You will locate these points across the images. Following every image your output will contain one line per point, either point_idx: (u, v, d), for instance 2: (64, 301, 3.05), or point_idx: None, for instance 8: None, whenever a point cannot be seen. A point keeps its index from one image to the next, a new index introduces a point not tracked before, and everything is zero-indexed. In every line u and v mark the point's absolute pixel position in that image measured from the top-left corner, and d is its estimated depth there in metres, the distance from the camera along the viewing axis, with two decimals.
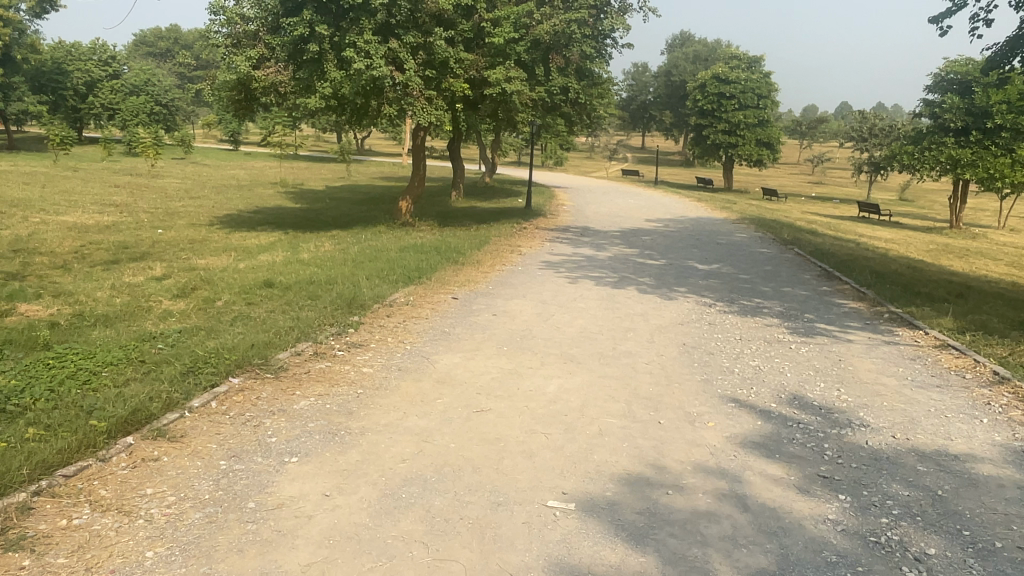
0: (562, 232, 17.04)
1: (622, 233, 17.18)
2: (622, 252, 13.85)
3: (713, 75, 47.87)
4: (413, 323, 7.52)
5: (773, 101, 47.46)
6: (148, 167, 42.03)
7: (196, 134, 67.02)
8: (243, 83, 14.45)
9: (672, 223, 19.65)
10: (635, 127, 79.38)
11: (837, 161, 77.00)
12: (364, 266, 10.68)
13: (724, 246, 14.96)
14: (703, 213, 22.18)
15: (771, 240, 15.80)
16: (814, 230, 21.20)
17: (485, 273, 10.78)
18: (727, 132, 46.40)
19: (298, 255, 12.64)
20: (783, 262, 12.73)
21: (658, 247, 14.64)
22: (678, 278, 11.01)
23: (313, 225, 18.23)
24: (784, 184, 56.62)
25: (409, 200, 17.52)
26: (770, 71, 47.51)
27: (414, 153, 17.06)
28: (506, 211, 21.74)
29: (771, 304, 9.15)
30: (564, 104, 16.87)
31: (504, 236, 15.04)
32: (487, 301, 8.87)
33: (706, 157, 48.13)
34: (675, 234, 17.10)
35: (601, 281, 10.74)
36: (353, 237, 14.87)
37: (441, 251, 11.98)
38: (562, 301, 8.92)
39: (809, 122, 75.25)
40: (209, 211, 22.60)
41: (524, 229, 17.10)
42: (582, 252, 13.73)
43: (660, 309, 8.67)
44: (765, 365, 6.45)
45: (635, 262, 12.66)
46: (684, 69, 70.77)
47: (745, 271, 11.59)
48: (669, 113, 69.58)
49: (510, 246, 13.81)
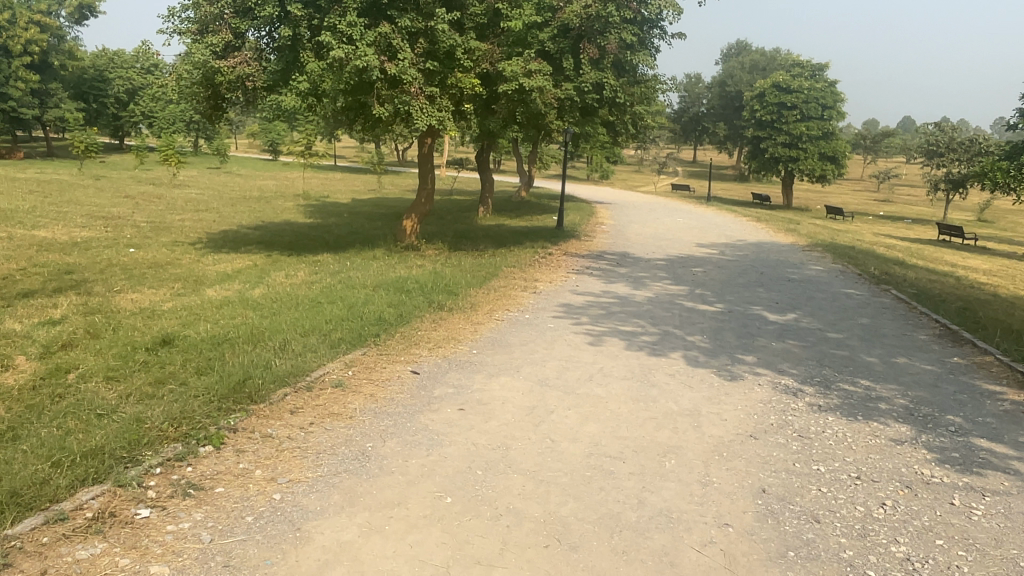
0: (595, 261, 14.20)
1: (668, 262, 14.26)
2: (666, 290, 10.95)
3: (773, 84, 44.53)
4: (319, 429, 4.74)
5: (839, 113, 43.70)
6: (175, 177, 40.57)
7: (236, 143, 66.03)
8: (208, 78, 12.04)
9: (730, 249, 16.57)
10: (688, 141, 75.94)
11: (905, 178, 71.96)
12: (313, 311, 7.94)
13: (797, 283, 11.91)
14: (767, 237, 19.04)
15: (855, 277, 12.68)
16: (900, 260, 17.87)
17: (477, 325, 7.98)
18: (787, 145, 42.90)
19: (253, 289, 10.05)
20: (881, 312, 9.65)
21: (713, 283, 11.69)
22: (742, 336, 8.05)
23: (307, 246, 15.75)
24: (847, 202, 52.59)
25: (415, 219, 14.81)
26: (837, 80, 43.89)
27: (419, 163, 14.41)
28: (535, 232, 18.97)
29: (887, 392, 6.14)
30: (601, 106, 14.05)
31: (522, 267, 12.29)
32: (461, 376, 6.06)
33: (763, 171, 44.58)
34: (734, 265, 14.05)
35: (635, 337, 7.86)
36: (338, 265, 12.30)
37: (427, 289, 9.24)
38: (572, 379, 6.09)
39: (874, 137, 70.56)
40: (207, 226, 20.33)
41: (549, 256, 14.29)
42: (617, 290, 10.86)
43: (721, 397, 5.75)
44: (923, 559, 3.48)
45: (683, 306, 9.74)
46: (741, 79, 67.25)
47: (836, 328, 8.59)
48: (723, 126, 65.96)
49: (526, 282, 11.05)
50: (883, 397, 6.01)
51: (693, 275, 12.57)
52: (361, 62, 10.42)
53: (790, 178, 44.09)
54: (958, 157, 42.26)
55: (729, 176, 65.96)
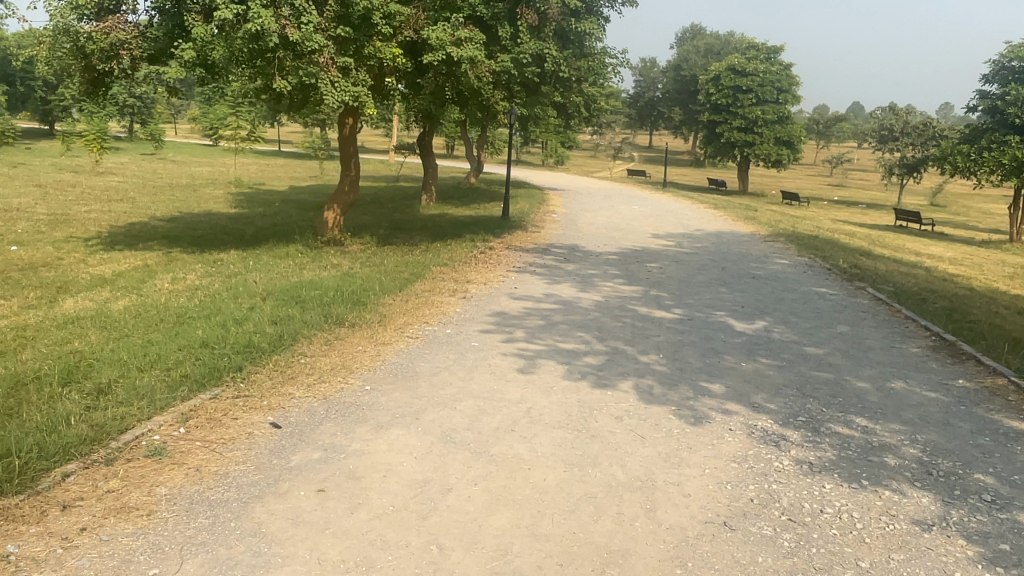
0: (540, 256, 12.74)
1: (621, 257, 12.87)
2: (617, 293, 9.53)
3: (728, 67, 43.58)
4: (89, 543, 3.19)
5: (794, 96, 43.04)
6: (101, 163, 37.96)
7: (174, 128, 62.91)
8: (78, 47, 10.18)
9: (687, 240, 15.28)
10: (643, 126, 75.06)
11: (858, 163, 72.21)
12: (172, 332, 6.30)
13: (763, 281, 10.62)
14: (726, 226, 17.85)
15: (824, 273, 11.46)
16: (865, 250, 16.85)
17: (383, 345, 6.42)
18: (743, 130, 42.01)
19: (121, 299, 8.35)
20: (862, 317, 8.37)
21: (669, 283, 10.32)
22: (705, 354, 6.66)
23: (219, 242, 13.99)
24: (803, 187, 52.18)
25: (337, 210, 13.17)
26: (792, 63, 43.12)
27: (340, 147, 12.70)
28: (479, 222, 17.43)
29: (892, 438, 4.80)
30: (544, 82, 12.55)
31: (454, 265, 10.74)
32: (337, 429, 4.52)
33: (719, 156, 43.72)
34: (691, 259, 12.75)
35: (576, 357, 6.41)
36: (239, 265, 10.61)
37: (328, 297, 7.63)
38: (487, 429, 4.59)
39: (827, 121, 70.56)
40: (114, 219, 18.29)
41: (488, 251, 12.79)
42: (561, 292, 9.40)
43: (681, 454, 4.32)
44: None
45: (634, 313, 8.32)
46: (696, 63, 66.47)
47: (814, 340, 7.26)
48: (678, 110, 65.15)
49: (455, 285, 9.51)
50: (887, 446, 4.67)
51: (646, 273, 11.19)
52: (255, 25, 8.74)
53: (746, 163, 43.30)
54: (913, 141, 41.87)
55: (684, 161, 65.24)
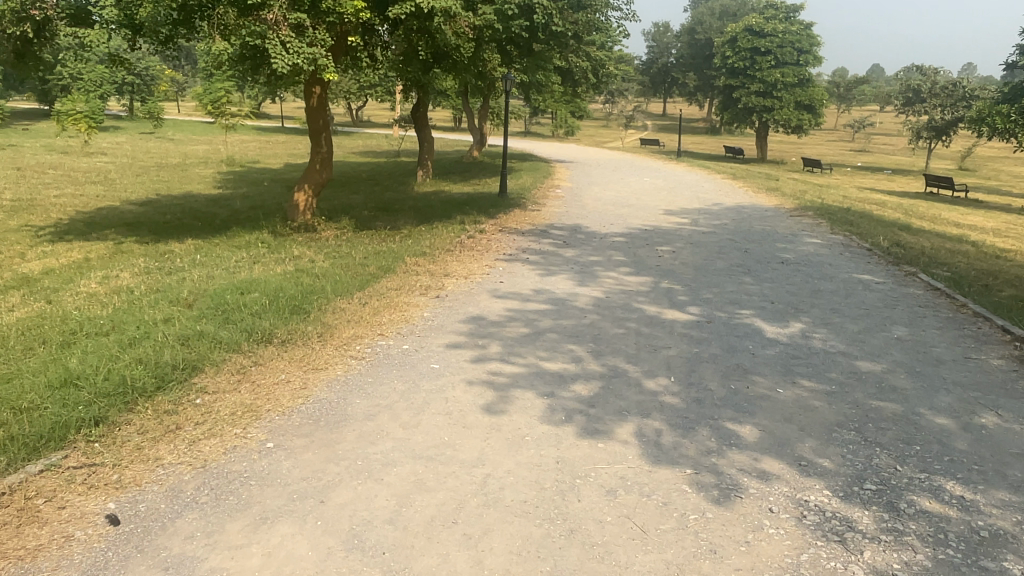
0: (538, 240, 11.28)
1: (630, 239, 11.38)
2: (621, 287, 8.07)
3: (745, 28, 41.40)
4: None
5: (814, 57, 40.87)
6: (93, 144, 36.75)
7: (176, 105, 61.46)
8: None
9: (703, 217, 13.72)
10: (657, 93, 72.75)
11: (880, 127, 69.62)
12: (41, 361, 4.93)
13: (794, 267, 9.08)
14: (745, 199, 16.24)
15: (863, 255, 9.92)
16: (902, 222, 15.21)
17: (314, 373, 5.00)
18: (761, 94, 39.97)
19: (25, 307, 7.00)
20: (920, 314, 6.86)
21: (683, 272, 8.83)
22: (729, 376, 5.18)
23: (182, 229, 12.61)
24: (824, 153, 50.05)
25: (309, 191, 11.72)
26: (813, 22, 40.82)
27: (307, 120, 11.22)
28: (474, 200, 15.95)
29: (1006, 522, 3.33)
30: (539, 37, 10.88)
31: (433, 255, 9.28)
32: (201, 525, 3.12)
33: (736, 123, 41.80)
34: (708, 240, 11.23)
35: (561, 384, 4.96)
36: (186, 259, 9.23)
37: (262, 303, 6.22)
38: (418, 520, 3.17)
39: (847, 83, 67.87)
40: (83, 203, 16.95)
41: (478, 236, 11.35)
42: (555, 287, 7.93)
43: (700, 569, 2.89)
44: None
45: (640, 315, 6.85)
46: (711, 26, 63.97)
47: (866, 352, 5.75)
48: (693, 76, 62.81)
49: (430, 281, 8.06)
50: (1001, 537, 3.21)
51: (657, 259, 9.69)
52: None
53: (764, 129, 41.29)
54: (941, 102, 39.67)
55: (699, 129, 63.07)
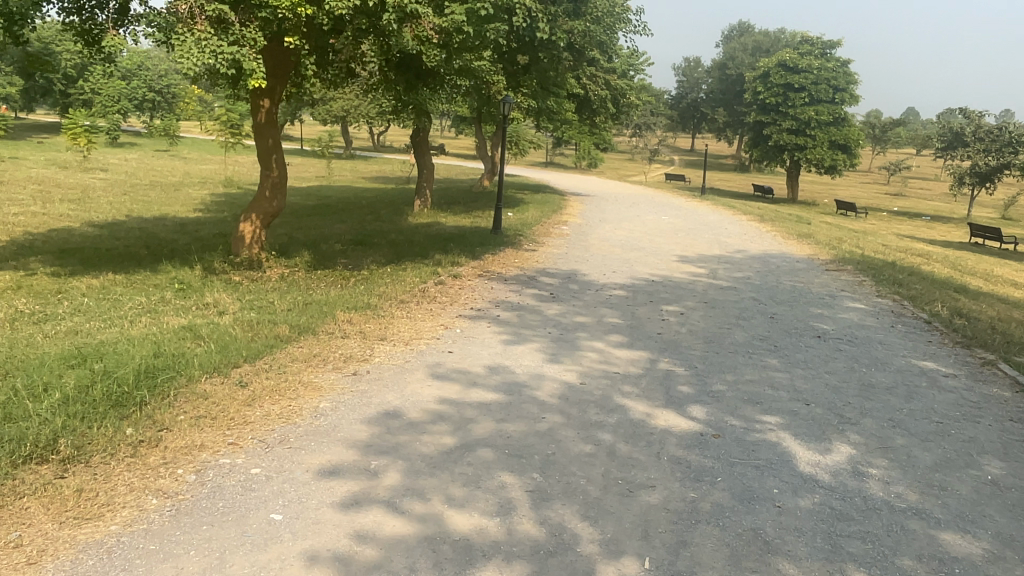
0: (523, 290, 9.44)
1: (633, 293, 9.51)
2: (607, 366, 6.16)
3: (778, 63, 39.67)
4: None
5: (851, 95, 38.81)
6: (99, 159, 35.88)
7: (198, 123, 60.97)
8: None
9: (723, 267, 11.77)
10: (685, 128, 71.13)
11: (916, 170, 67.24)
12: None
13: (832, 344, 7.11)
14: (774, 247, 14.25)
15: (920, 329, 7.93)
16: (953, 281, 13.16)
17: (71, 530, 3.17)
18: (793, 132, 38.10)
19: None
20: (1019, 439, 4.83)
21: (690, 346, 6.88)
22: (739, 562, 3.21)
23: (119, 259, 10.98)
24: (857, 195, 47.89)
25: (257, 221, 9.98)
26: (850, 58, 38.91)
27: (255, 139, 9.55)
28: (464, 235, 14.16)
29: None
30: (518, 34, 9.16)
31: (378, 309, 7.44)
32: None
33: (765, 161, 39.91)
34: (727, 299, 9.30)
35: (462, 570, 3.03)
36: (76, 301, 7.52)
37: (79, 386, 4.40)
38: None
39: (884, 124, 65.59)
40: (41, 223, 15.43)
41: (451, 282, 9.54)
42: (518, 365, 6.03)
43: None
44: None
45: (621, 418, 4.91)
46: (743, 61, 62.37)
47: (953, 514, 3.76)
48: (723, 112, 61.14)
49: (356, 347, 6.18)
50: None
51: (658, 324, 7.76)
52: None
53: (795, 168, 39.35)
54: (986, 147, 37.42)
55: (727, 165, 61.15)
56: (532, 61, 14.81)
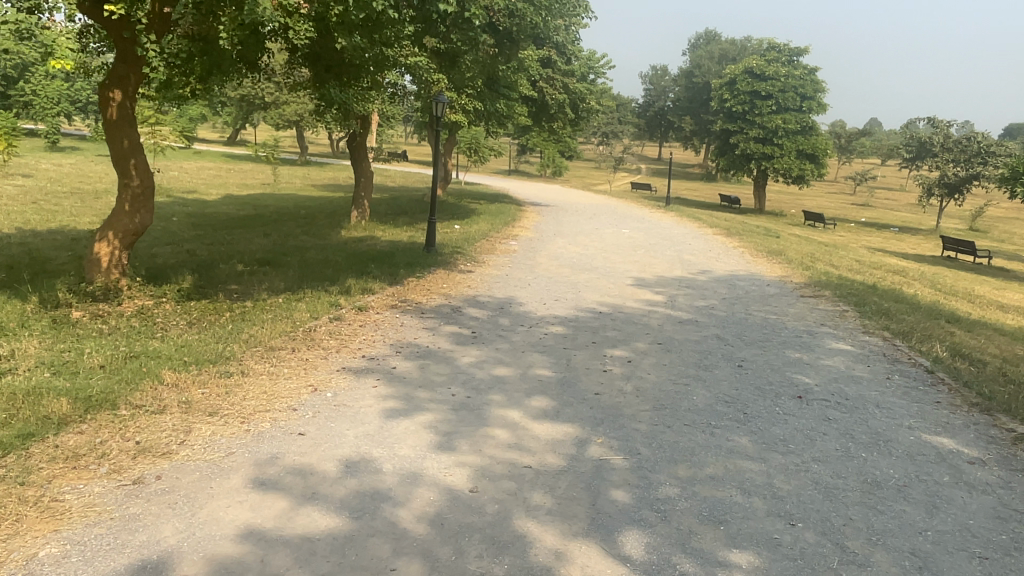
0: (440, 326, 7.73)
1: (575, 329, 7.85)
2: (517, 452, 4.46)
3: (744, 70, 38.60)
4: None
5: (818, 104, 37.83)
6: (28, 164, 33.43)
7: None
8: None
9: (683, 294, 10.16)
10: (652, 137, 70.23)
11: (882, 179, 67.03)
12: None
13: (817, 410, 5.49)
14: (741, 267, 12.72)
15: (923, 382, 6.37)
16: (940, 305, 11.75)
17: None
18: (760, 140, 37.05)
19: None
20: None
21: (634, 415, 5.20)
22: None
23: None
24: (824, 206, 47.09)
25: (115, 241, 8.12)
26: (818, 66, 37.95)
27: (108, 141, 7.73)
28: (393, 253, 12.39)
29: None
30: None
31: (228, 361, 5.71)
32: None
33: (731, 170, 38.82)
34: (687, 337, 7.68)
35: None
36: None
37: None
38: None
39: (849, 134, 65.12)
40: None
41: (351, 315, 7.81)
42: (391, 454, 4.30)
43: None
44: None
45: (515, 565, 3.22)
46: (710, 69, 61.55)
47: None
48: (689, 120, 60.23)
49: (165, 430, 4.45)
50: None
51: (597, 378, 6.08)
52: None
53: (762, 178, 38.30)
54: (954, 156, 36.64)
55: (694, 175, 60.09)
56: (472, 51, 13.12)
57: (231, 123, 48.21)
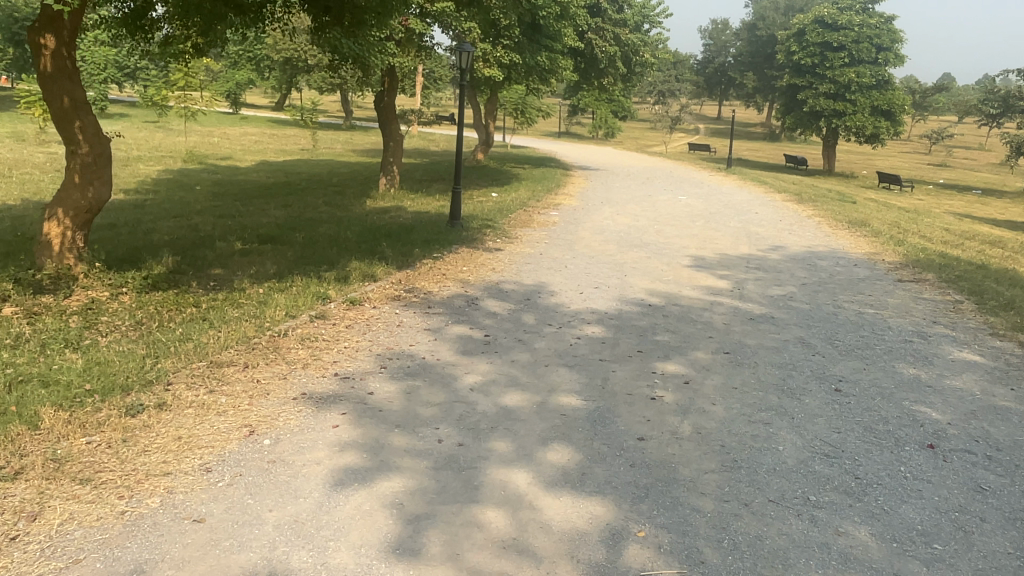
0: (449, 326, 6.21)
1: (618, 330, 6.25)
2: (514, 558, 2.92)
3: (815, 19, 35.48)
4: None
5: (896, 56, 34.56)
6: None
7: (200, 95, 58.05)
8: None
9: (751, 278, 8.40)
10: (711, 96, 66.88)
11: (961, 137, 62.40)
12: None
13: (962, 473, 3.79)
14: (819, 242, 10.82)
15: None
16: None
17: None
18: (830, 96, 34.16)
19: None
20: None
21: (692, 479, 3.61)
22: None
23: None
24: (898, 167, 43.75)
25: (67, 218, 6.84)
26: (896, 14, 34.52)
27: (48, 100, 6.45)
28: (414, 228, 10.92)
29: None
30: None
31: (146, 389, 4.32)
32: None
33: (798, 129, 36.04)
34: (762, 342, 5.99)
35: None
36: None
37: None
38: None
39: (926, 89, 60.56)
40: None
41: (339, 312, 6.37)
42: (318, 567, 2.82)
43: None
44: None
45: None
46: (775, 21, 57.80)
47: None
48: (751, 76, 56.87)
49: (1, 513, 3.06)
50: None
51: (641, 411, 4.48)
52: None
53: (831, 137, 35.44)
54: None
55: (756, 135, 56.79)
56: None
57: (277, 86, 47.27)
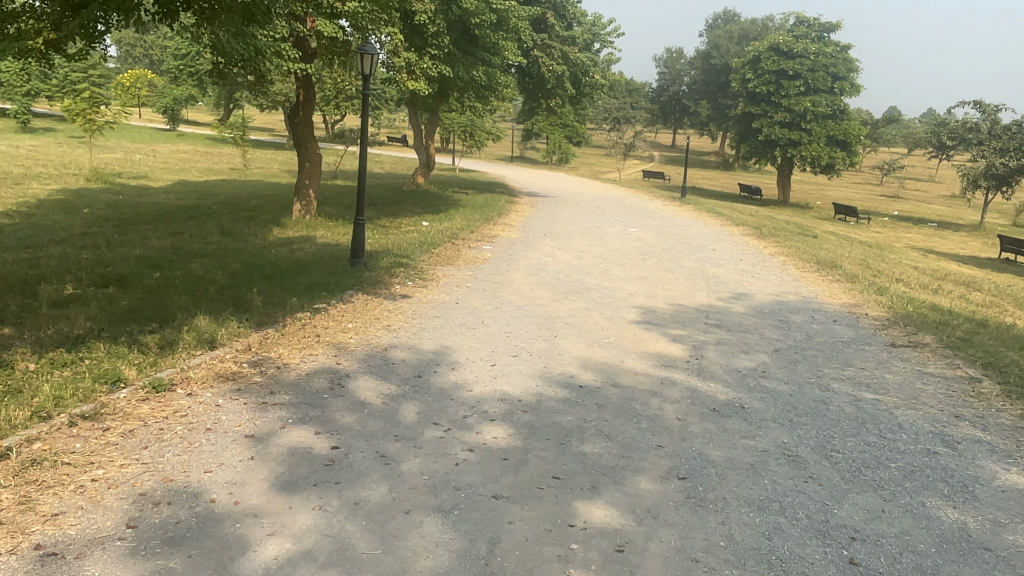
0: (282, 428, 4.27)
1: (530, 433, 4.38)
2: None
3: (770, 47, 34.73)
4: None
5: (852, 86, 33.87)
6: None
7: (137, 112, 55.28)
8: None
9: (712, 341, 6.66)
10: (667, 123, 66.45)
11: (911, 169, 62.81)
12: None
13: None
14: (787, 289, 9.20)
15: None
16: None
17: None
18: (785, 125, 33.30)
19: None
20: None
21: None
22: None
23: None
24: (852, 198, 43.27)
25: None
26: (851, 44, 33.93)
27: None
28: (306, 265, 9.00)
29: None
30: None
31: None
32: None
33: (753, 158, 35.12)
34: (731, 455, 4.19)
35: None
36: None
37: None
38: None
39: (877, 121, 60.89)
40: None
41: (126, 405, 4.37)
42: None
43: None
44: None
45: None
46: (729, 50, 57.61)
47: None
48: (706, 104, 56.42)
49: None
50: None
51: None
52: None
53: (787, 166, 34.57)
54: (1004, 145, 32.67)
55: (710, 163, 56.20)
56: None
57: (216, 103, 44.91)
